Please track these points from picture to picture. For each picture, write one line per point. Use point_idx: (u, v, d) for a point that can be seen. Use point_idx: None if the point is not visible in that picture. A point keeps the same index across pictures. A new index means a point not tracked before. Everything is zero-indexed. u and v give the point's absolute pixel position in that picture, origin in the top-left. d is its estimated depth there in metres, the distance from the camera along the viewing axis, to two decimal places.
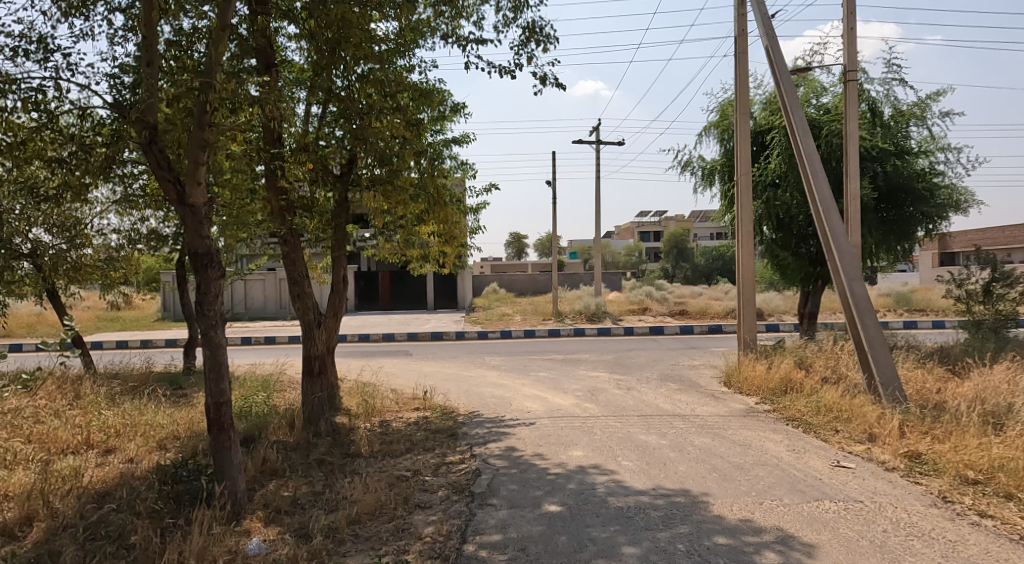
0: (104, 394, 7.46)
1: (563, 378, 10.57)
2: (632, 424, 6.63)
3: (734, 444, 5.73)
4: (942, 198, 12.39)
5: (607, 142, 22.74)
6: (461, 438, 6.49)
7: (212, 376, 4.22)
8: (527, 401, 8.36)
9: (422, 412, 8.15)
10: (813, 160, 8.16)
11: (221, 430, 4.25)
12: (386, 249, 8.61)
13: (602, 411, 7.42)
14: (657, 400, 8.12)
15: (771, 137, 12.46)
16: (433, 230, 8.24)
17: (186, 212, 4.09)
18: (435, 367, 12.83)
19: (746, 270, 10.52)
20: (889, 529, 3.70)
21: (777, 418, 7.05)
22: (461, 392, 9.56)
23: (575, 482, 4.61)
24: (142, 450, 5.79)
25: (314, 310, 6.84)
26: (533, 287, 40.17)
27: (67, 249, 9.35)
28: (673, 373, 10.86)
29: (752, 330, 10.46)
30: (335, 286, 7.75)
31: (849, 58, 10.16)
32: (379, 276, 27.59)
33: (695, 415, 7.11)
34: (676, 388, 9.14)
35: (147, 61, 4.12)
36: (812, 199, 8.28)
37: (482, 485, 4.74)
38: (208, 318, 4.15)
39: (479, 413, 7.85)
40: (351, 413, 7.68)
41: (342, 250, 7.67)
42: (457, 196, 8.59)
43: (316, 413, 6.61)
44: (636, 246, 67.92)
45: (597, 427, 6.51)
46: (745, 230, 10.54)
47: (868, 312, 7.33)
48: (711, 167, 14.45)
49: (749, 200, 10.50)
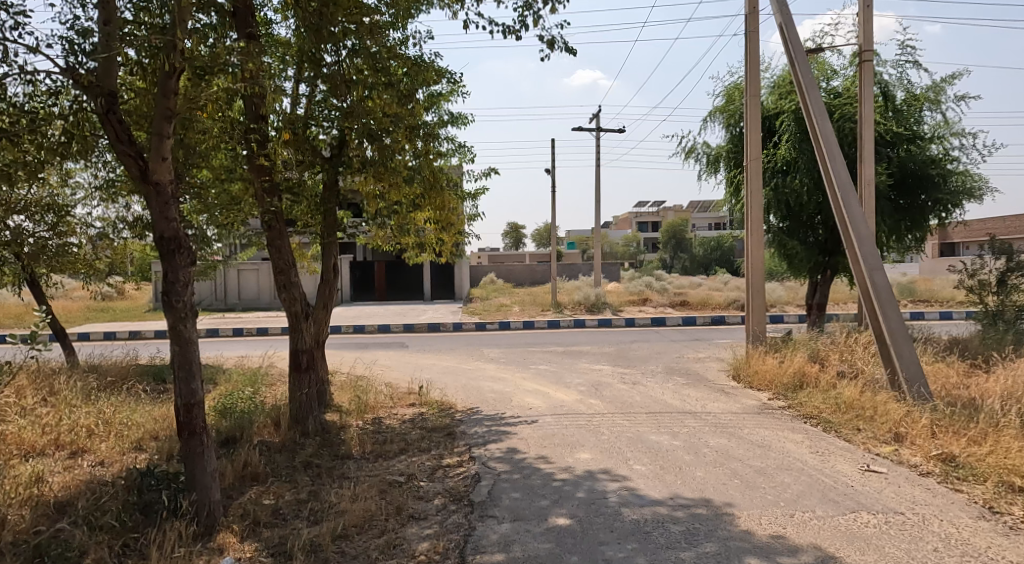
0: (80, 390, 7.02)
1: (565, 372, 10.17)
2: (642, 423, 6.23)
3: (752, 445, 5.33)
4: (955, 185, 11.95)
5: (609, 130, 22.33)
6: (459, 438, 6.08)
7: (182, 374, 3.78)
8: (529, 397, 7.93)
9: (418, 409, 7.72)
10: (830, 142, 7.75)
11: (192, 434, 3.82)
12: (379, 237, 8.20)
13: (607, 408, 7.03)
14: (666, 396, 7.71)
15: (780, 121, 12.00)
16: (430, 217, 7.84)
17: (150, 191, 3.62)
18: (432, 359, 12.41)
19: (755, 259, 10.10)
20: (941, 548, 3.30)
21: (793, 415, 6.67)
22: (459, 387, 9.15)
23: (585, 490, 4.21)
24: (115, 452, 5.37)
25: (300, 302, 6.36)
26: (532, 278, 39.78)
27: (50, 237, 8.91)
28: (678, 366, 10.47)
29: (761, 322, 10.07)
30: (325, 275, 7.32)
31: (866, 37, 9.70)
32: (374, 266, 27.03)
33: (708, 413, 6.72)
34: (684, 383, 8.73)
35: (105, 20, 3.66)
36: (828, 185, 7.87)
37: (482, 493, 4.33)
38: (177, 310, 3.72)
39: (478, 409, 7.45)
40: (343, 409, 7.27)
41: (332, 237, 7.22)
42: (454, 180, 8.17)
43: (305, 410, 6.19)
44: (635, 237, 67.54)
45: (605, 427, 6.10)
46: (755, 217, 10.12)
47: (890, 304, 6.88)
48: (716, 154, 14.05)
49: (759, 186, 10.07)
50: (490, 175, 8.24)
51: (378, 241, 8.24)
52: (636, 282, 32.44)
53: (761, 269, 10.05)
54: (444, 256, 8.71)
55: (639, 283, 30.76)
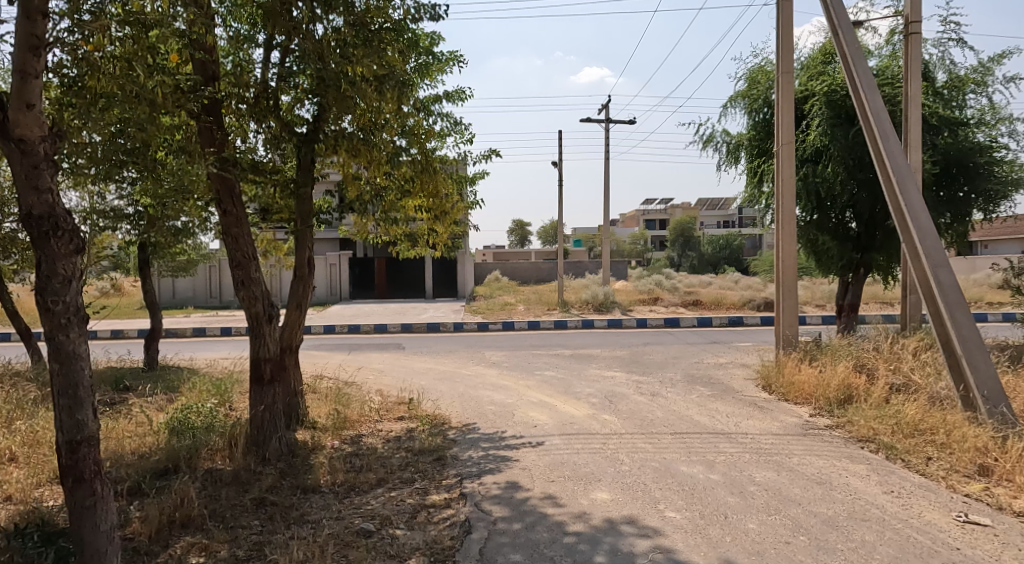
0: (15, 402, 6.07)
1: (574, 379, 9.19)
2: (668, 448, 5.22)
3: (809, 481, 4.33)
4: (1004, 175, 10.86)
5: (619, 120, 21.49)
6: (449, 465, 5.09)
7: (64, 404, 2.79)
8: (533, 411, 6.93)
9: (407, 424, 6.74)
10: (883, 122, 6.77)
11: (78, 482, 2.84)
12: (363, 228, 7.25)
13: (625, 426, 6.03)
14: (691, 412, 6.70)
15: (810, 104, 10.97)
16: (421, 204, 6.91)
17: (12, 150, 2.66)
18: (428, 363, 11.44)
19: (787, 255, 9.07)
20: None
21: (844, 438, 5.67)
22: (455, 397, 8.17)
23: (606, 553, 3.24)
24: (29, 483, 4.42)
25: (262, 302, 5.25)
26: (538, 276, 38.85)
27: (18, 229, 7.95)
28: (700, 374, 9.45)
29: (792, 325, 9.05)
30: (298, 270, 6.35)
31: (913, 5, 8.63)
32: (375, 262, 26.03)
33: (743, 434, 5.72)
34: (709, 394, 7.73)
35: None
36: (879, 170, 6.88)
37: (471, 553, 3.36)
38: (54, 315, 2.73)
39: (474, 425, 6.46)
40: (318, 426, 6.30)
41: (307, 227, 6.23)
42: (449, 164, 7.22)
43: (266, 430, 5.21)
44: (642, 235, 66.55)
45: (626, 453, 5.08)
46: (787, 210, 9.10)
47: (959, 306, 5.82)
48: (737, 142, 13.05)
49: (791, 174, 9.05)
50: (491, 158, 7.28)
51: (364, 232, 7.26)
52: (644, 281, 31.43)
53: (793, 265, 9.00)
54: (439, 249, 7.73)
55: (648, 282, 29.65)
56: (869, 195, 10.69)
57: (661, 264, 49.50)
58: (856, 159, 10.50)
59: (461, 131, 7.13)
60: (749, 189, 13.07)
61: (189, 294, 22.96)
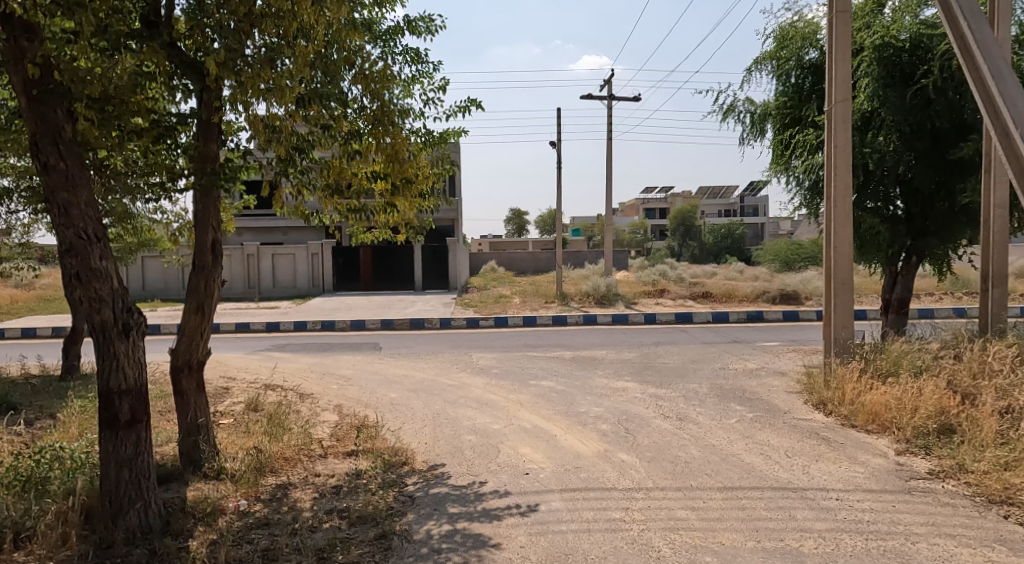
0: None
1: (576, 392, 7.49)
2: (725, 523, 3.50)
3: None
4: None
5: (622, 98, 19.73)
6: (394, 551, 3.37)
7: None
8: (524, 446, 5.21)
9: (356, 463, 5.03)
10: (994, 56, 5.12)
11: None
12: (301, 208, 5.49)
13: (652, 476, 4.33)
14: (736, 449, 4.99)
15: (857, 61, 9.17)
16: (377, 169, 5.27)
17: None
18: (404, 369, 9.67)
19: (840, 237, 7.32)
20: None
21: (968, 497, 3.97)
22: (427, 418, 6.47)
23: None
24: None
25: (115, 304, 3.42)
26: (535, 266, 37.09)
27: None
28: (729, 385, 7.76)
29: (847, 325, 7.32)
30: (197, 259, 4.57)
31: None
32: (360, 252, 24.23)
33: (823, 491, 4.03)
34: (752, 419, 6.00)
35: None
36: (992, 122, 5.19)
37: None
38: None
39: (445, 469, 4.78)
40: (226, 473, 4.56)
41: (208, 196, 4.46)
42: (414, 121, 5.47)
43: (123, 500, 3.48)
44: (640, 224, 64.61)
45: (662, 535, 3.38)
46: (841, 181, 7.33)
47: None
48: (763, 111, 11.31)
49: (847, 139, 7.28)
50: (467, 110, 5.52)
51: (301, 209, 5.52)
52: (646, 271, 29.70)
53: (847, 254, 7.25)
54: (401, 232, 5.93)
55: (651, 272, 27.87)
56: (927, 168, 8.93)
57: (663, 254, 47.73)
58: (913, 125, 8.78)
59: (428, 76, 5.47)
60: (776, 166, 11.28)
61: (160, 286, 21.10)
